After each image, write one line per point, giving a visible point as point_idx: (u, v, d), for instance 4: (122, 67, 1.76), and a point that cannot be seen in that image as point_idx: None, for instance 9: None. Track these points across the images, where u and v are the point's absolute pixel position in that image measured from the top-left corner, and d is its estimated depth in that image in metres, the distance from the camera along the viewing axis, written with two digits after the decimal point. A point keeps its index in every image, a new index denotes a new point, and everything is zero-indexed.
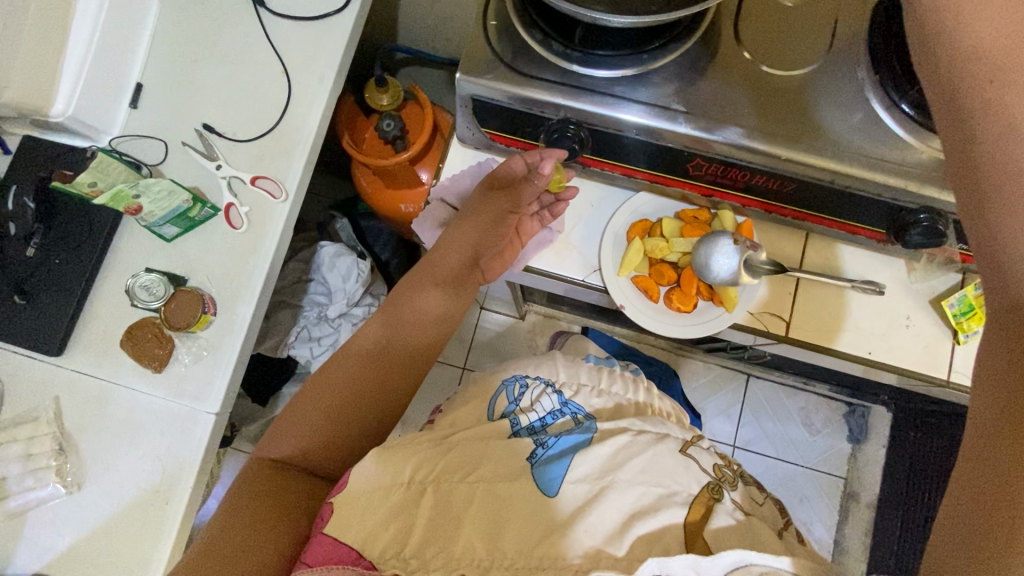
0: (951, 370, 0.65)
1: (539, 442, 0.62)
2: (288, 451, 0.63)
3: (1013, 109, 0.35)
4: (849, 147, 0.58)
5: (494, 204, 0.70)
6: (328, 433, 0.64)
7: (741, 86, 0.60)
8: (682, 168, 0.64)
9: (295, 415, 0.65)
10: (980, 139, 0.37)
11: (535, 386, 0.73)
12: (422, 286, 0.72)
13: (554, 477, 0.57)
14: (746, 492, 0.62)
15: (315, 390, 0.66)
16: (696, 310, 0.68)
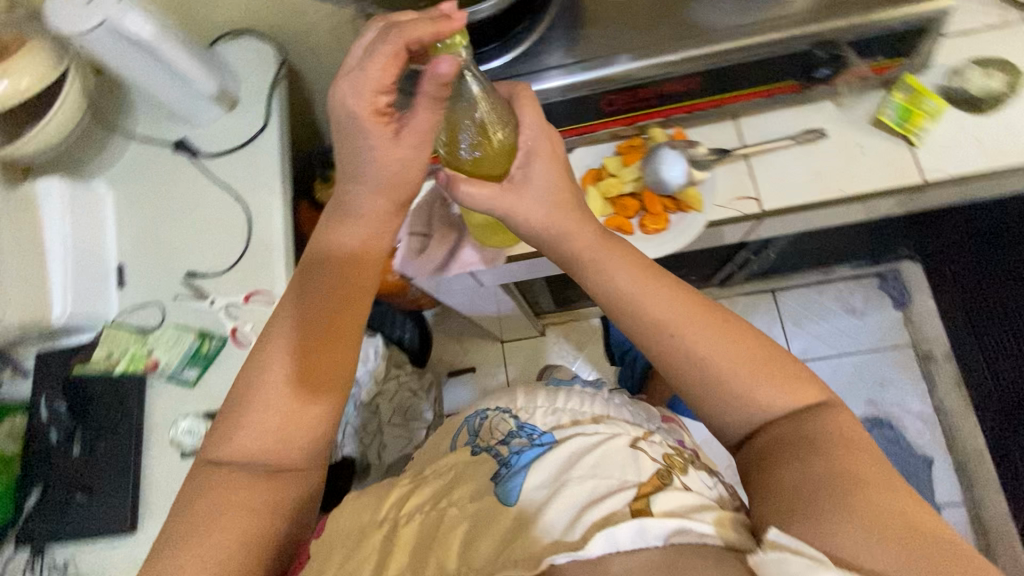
0: (924, 171, 0.67)
1: (502, 463, 0.65)
2: (240, 460, 0.53)
3: (630, 291, 0.56)
4: (724, 26, 0.64)
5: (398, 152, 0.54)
6: (282, 445, 0.54)
7: (614, 23, 0.67)
8: (598, 110, 0.69)
9: (235, 423, 0.54)
10: (639, 328, 0.56)
11: (494, 417, 0.76)
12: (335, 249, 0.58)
13: (514, 485, 0.61)
14: (689, 478, 0.62)
15: (252, 399, 0.54)
16: (671, 223, 0.70)
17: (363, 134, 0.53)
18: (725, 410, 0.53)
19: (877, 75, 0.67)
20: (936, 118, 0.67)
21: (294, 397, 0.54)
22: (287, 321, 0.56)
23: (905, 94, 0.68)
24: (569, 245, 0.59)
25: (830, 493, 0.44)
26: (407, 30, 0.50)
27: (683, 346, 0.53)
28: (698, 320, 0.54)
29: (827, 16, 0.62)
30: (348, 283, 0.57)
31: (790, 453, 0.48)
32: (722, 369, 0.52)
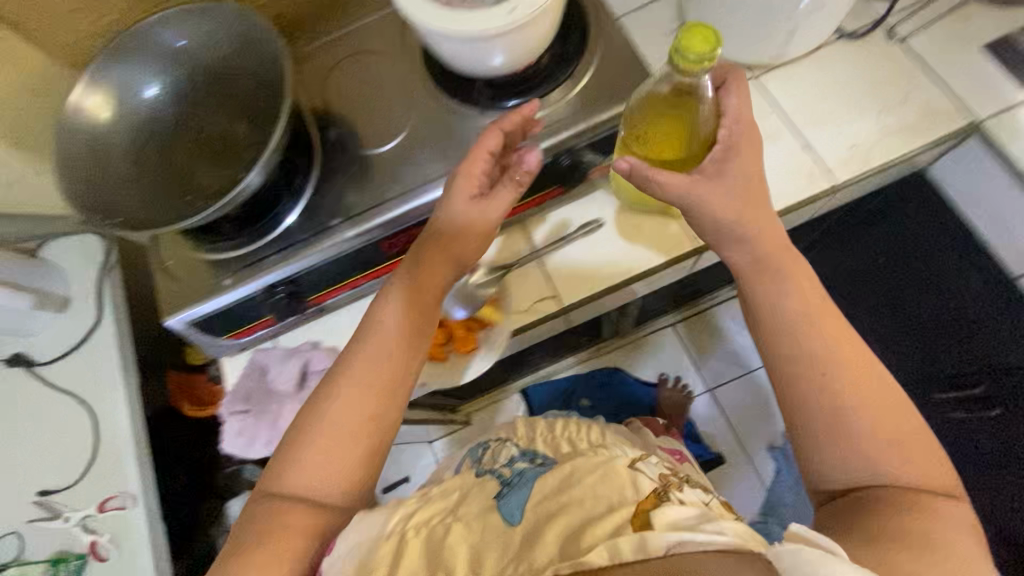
0: (694, 236, 0.71)
1: (504, 483, 0.63)
2: (302, 495, 0.58)
3: (781, 301, 0.60)
4: (471, 155, 0.68)
5: (478, 210, 0.63)
6: (338, 488, 0.59)
7: (373, 173, 0.70)
8: (379, 252, 0.70)
9: (296, 460, 0.59)
10: (785, 338, 0.59)
11: (499, 442, 0.75)
12: (422, 254, 0.64)
13: (514, 509, 0.58)
14: (691, 494, 0.60)
15: (307, 445, 0.59)
16: (479, 342, 0.73)
17: (448, 193, 0.63)
18: (833, 449, 0.55)
19: None
20: None
21: (348, 452, 0.60)
22: (356, 366, 0.62)
23: None
24: (741, 253, 0.61)
25: (901, 544, 0.49)
26: (501, 120, 0.63)
27: (793, 337, 0.59)
28: (854, 369, 0.57)
29: (556, 129, 0.66)
30: (402, 341, 0.63)
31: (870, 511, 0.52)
32: (837, 415, 0.55)
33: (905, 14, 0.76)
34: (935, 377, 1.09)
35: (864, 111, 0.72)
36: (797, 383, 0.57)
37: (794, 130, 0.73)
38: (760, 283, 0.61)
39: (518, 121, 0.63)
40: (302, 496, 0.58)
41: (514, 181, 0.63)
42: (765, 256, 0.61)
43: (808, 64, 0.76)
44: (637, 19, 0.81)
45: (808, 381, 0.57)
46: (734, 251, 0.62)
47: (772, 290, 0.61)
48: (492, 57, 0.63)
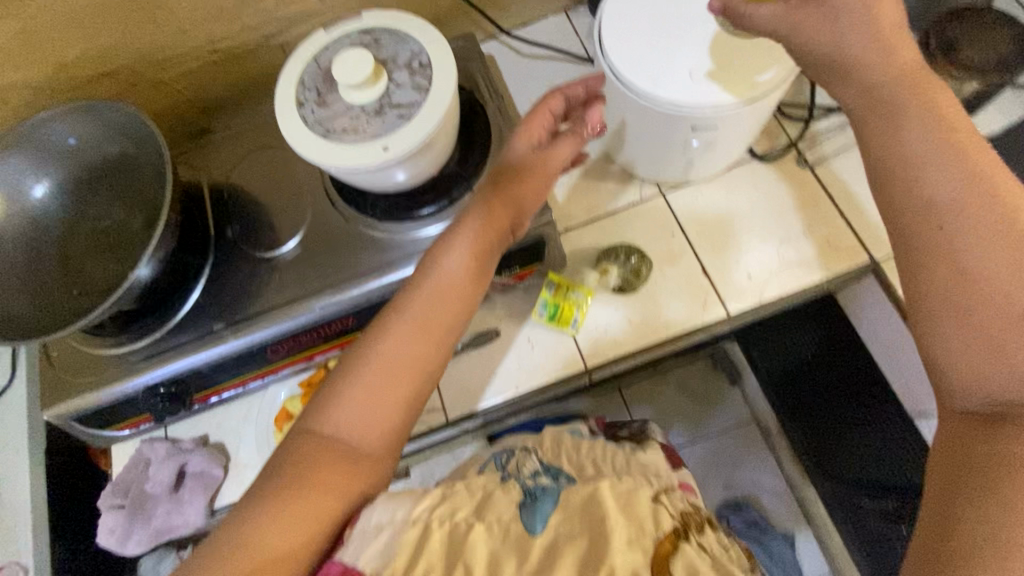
0: (584, 356, 0.71)
1: (528, 492, 0.52)
2: (348, 429, 0.50)
3: (905, 144, 0.46)
4: (361, 267, 0.68)
5: (539, 159, 0.56)
6: (379, 435, 0.51)
7: (265, 276, 0.70)
8: (264, 358, 0.69)
9: (346, 391, 0.51)
10: (900, 202, 0.47)
11: (516, 462, 0.60)
12: (498, 179, 0.56)
13: (542, 514, 0.49)
14: (711, 535, 0.50)
15: (374, 363, 0.51)
16: None
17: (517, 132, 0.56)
18: (952, 328, 0.44)
19: (522, 278, 0.72)
20: (586, 308, 0.71)
21: (420, 380, 0.52)
22: (421, 300, 0.54)
23: (552, 291, 0.71)
24: (854, 88, 0.48)
25: (1001, 552, 0.35)
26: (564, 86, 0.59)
27: (923, 202, 0.45)
28: (998, 223, 0.43)
29: None
30: (439, 306, 0.54)
31: (976, 463, 0.40)
32: (969, 291, 0.43)
33: (811, 142, 0.76)
34: (863, 484, 1.03)
35: (763, 240, 0.72)
36: (922, 278, 0.45)
37: (693, 255, 0.73)
38: (896, 132, 0.47)
39: (579, 90, 0.59)
40: (341, 432, 0.50)
41: (578, 135, 0.57)
42: (872, 91, 0.48)
43: (713, 185, 0.76)
44: None
45: (925, 255, 0.45)
46: (845, 92, 0.50)
47: (913, 151, 0.46)
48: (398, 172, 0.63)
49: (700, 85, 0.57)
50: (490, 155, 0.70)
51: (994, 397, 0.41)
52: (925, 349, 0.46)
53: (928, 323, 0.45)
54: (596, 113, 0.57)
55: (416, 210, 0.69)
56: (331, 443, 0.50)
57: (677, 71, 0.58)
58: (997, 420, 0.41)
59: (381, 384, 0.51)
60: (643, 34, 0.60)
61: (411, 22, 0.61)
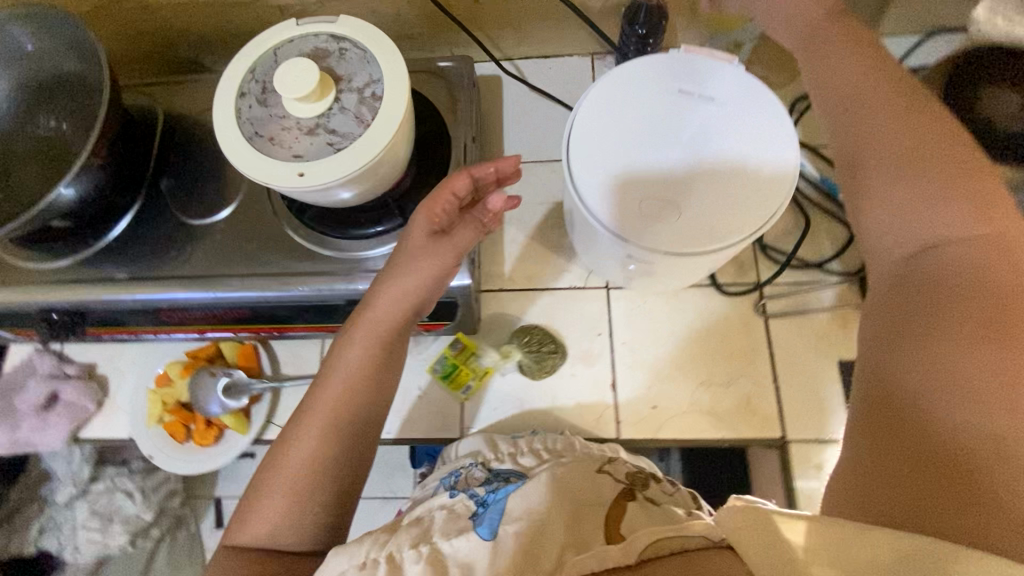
0: (462, 427, 0.69)
1: (478, 499, 0.51)
2: (261, 538, 0.47)
3: (819, 43, 0.53)
4: (271, 264, 0.66)
5: (444, 242, 0.53)
6: (298, 536, 0.48)
7: (184, 237, 0.68)
8: (158, 318, 0.68)
9: (257, 498, 0.48)
10: (828, 86, 0.52)
11: (470, 473, 0.57)
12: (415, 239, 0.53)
13: (493, 518, 0.47)
14: (654, 488, 0.55)
15: (281, 464, 0.49)
16: (222, 438, 0.69)
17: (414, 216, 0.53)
18: (886, 191, 0.47)
19: (430, 328, 0.68)
20: (482, 378, 0.69)
21: (333, 473, 0.49)
22: (333, 385, 0.51)
23: (455, 350, 0.69)
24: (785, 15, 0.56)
25: (958, 387, 0.37)
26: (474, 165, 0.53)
27: (850, 80, 0.51)
28: (899, 98, 0.48)
29: (353, 278, 0.64)
30: (352, 390, 0.51)
31: (913, 312, 0.43)
32: (887, 156, 0.47)
33: (778, 289, 0.70)
34: None
35: (687, 375, 0.68)
36: (854, 116, 0.50)
37: (609, 364, 0.69)
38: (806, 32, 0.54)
39: (491, 169, 0.54)
40: (259, 541, 0.47)
41: (479, 223, 0.55)
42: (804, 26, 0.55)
43: (661, 298, 0.71)
44: (528, 178, 0.78)
45: (857, 116, 0.49)
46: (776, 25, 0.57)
47: (813, 50, 0.54)
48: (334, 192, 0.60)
49: (649, 220, 0.53)
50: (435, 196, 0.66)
51: (927, 241, 0.45)
52: (866, 222, 0.49)
53: (866, 193, 0.48)
54: (498, 199, 0.53)
55: (347, 229, 0.65)
56: (248, 557, 0.46)
57: (617, 187, 0.54)
58: (921, 267, 0.44)
59: (288, 483, 0.48)
60: (609, 142, 0.56)
61: (381, 42, 0.57)
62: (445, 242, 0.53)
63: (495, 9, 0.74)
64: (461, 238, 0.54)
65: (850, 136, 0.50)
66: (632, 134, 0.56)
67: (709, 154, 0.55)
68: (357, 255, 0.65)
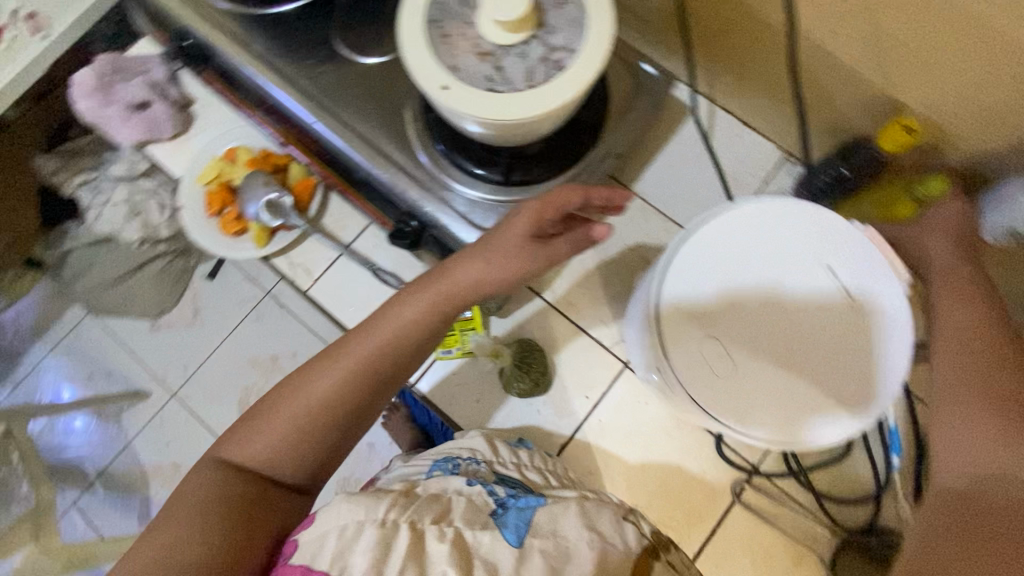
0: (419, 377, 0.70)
1: (497, 499, 0.46)
2: (257, 460, 0.48)
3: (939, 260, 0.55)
4: (374, 135, 0.65)
5: (544, 247, 0.52)
6: (299, 463, 0.49)
7: (327, 58, 0.68)
8: (263, 108, 0.71)
9: (271, 419, 0.49)
10: (943, 300, 0.52)
11: (472, 467, 0.54)
12: (522, 220, 0.51)
13: (518, 525, 0.42)
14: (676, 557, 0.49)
15: (303, 388, 0.49)
16: (239, 237, 0.72)
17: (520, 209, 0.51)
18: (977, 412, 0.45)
19: None
20: (464, 354, 0.69)
21: (343, 412, 0.50)
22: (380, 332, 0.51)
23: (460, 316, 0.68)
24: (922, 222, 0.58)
25: None
26: (590, 187, 0.51)
27: (968, 299, 0.51)
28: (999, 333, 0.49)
29: (427, 197, 0.64)
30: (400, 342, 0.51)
31: (976, 521, 0.37)
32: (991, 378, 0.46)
33: (765, 486, 0.67)
34: None
35: (627, 489, 0.67)
36: (966, 333, 0.49)
37: (572, 427, 0.68)
38: (930, 242, 0.56)
39: (602, 198, 0.52)
40: (254, 463, 0.48)
41: (578, 241, 0.52)
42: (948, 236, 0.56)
43: (660, 412, 0.68)
44: (635, 222, 0.73)
45: (971, 334, 0.49)
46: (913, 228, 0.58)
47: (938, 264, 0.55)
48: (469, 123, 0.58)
49: (712, 378, 0.49)
50: (547, 183, 0.63)
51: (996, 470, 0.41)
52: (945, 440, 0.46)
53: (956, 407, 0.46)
54: (602, 228, 0.51)
55: (453, 152, 0.63)
56: (240, 474, 0.47)
57: (710, 279, 0.51)
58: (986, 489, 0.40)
59: (303, 411, 0.49)
60: (712, 277, 0.51)
61: (601, 23, 0.51)
62: (540, 249, 0.52)
63: (737, 57, 0.66)
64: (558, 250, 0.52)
65: (960, 346, 0.49)
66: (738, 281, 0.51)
67: (806, 347, 0.49)
68: (447, 181, 0.64)
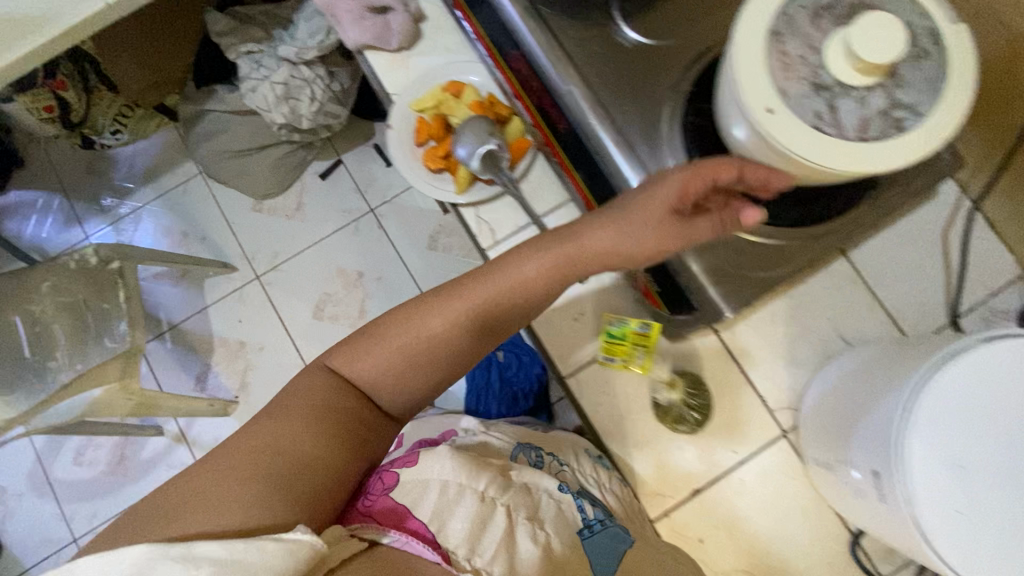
0: (573, 374, 0.66)
1: (587, 519, 0.59)
2: (360, 377, 0.55)
3: None
4: (623, 121, 0.61)
5: (689, 228, 0.51)
6: (392, 383, 0.56)
7: (597, 23, 0.63)
8: (509, 54, 0.67)
9: (376, 344, 0.55)
10: None
11: (553, 464, 0.65)
12: (661, 190, 0.50)
13: (605, 555, 0.58)
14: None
15: (409, 324, 0.55)
16: (438, 174, 0.71)
17: (666, 180, 0.50)
18: None
19: (644, 293, 0.64)
20: (626, 368, 0.65)
21: (443, 353, 0.56)
22: (492, 286, 0.55)
23: (638, 329, 0.64)
24: None
25: None
26: (756, 166, 0.48)
27: None
28: None
29: None
30: (511, 297, 0.55)
31: None
32: None
33: None
34: None
35: (745, 556, 0.64)
36: None
37: (710, 478, 0.64)
38: None
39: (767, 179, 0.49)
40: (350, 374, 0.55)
41: (721, 224, 0.51)
42: None
43: (804, 494, 0.64)
44: (842, 291, 0.67)
45: None
46: None
47: None
48: (735, 122, 0.54)
49: (953, 507, 0.45)
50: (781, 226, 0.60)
51: None
52: None
53: None
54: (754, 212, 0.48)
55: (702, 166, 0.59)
56: (345, 385, 0.55)
57: (983, 401, 0.46)
58: None
59: (409, 343, 0.55)
60: (966, 401, 0.46)
61: (959, 94, 0.45)
62: (676, 228, 0.51)
63: None
64: (695, 232, 0.51)
65: None
66: (992, 432, 0.46)
67: None
68: None
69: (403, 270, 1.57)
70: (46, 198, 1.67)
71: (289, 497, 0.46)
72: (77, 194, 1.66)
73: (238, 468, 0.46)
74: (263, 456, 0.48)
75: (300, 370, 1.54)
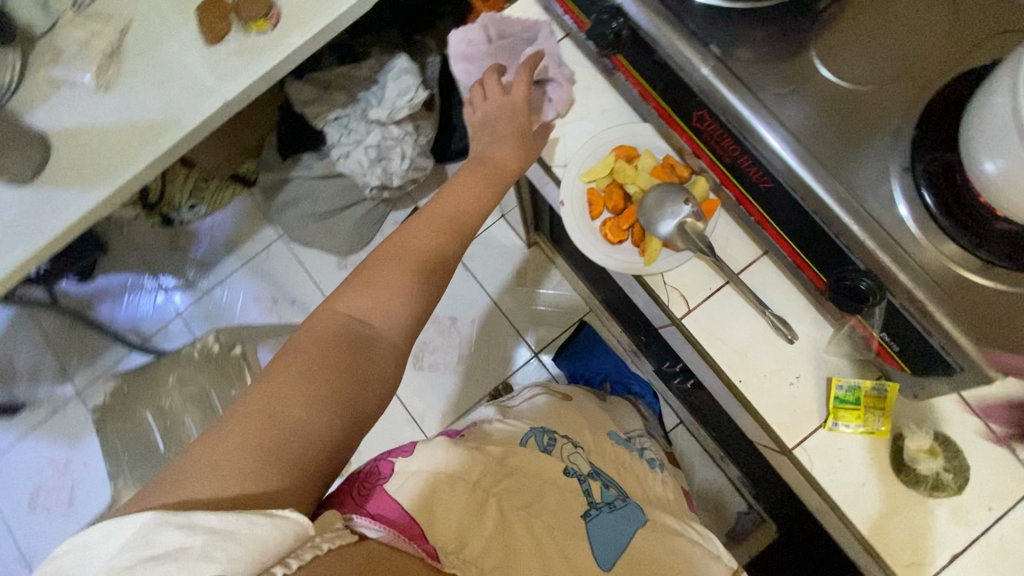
0: (800, 443, 0.62)
1: (592, 501, 0.70)
2: (357, 314, 0.57)
3: None
4: (840, 175, 0.56)
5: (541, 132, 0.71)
6: (393, 323, 0.58)
7: (789, 74, 0.59)
8: (688, 114, 0.63)
9: (374, 279, 0.59)
10: None
11: (568, 452, 0.75)
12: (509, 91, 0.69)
13: (602, 534, 0.67)
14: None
15: (395, 247, 0.61)
16: (620, 246, 0.68)
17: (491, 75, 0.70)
18: None
19: (877, 353, 0.60)
20: (862, 433, 0.61)
21: (422, 274, 0.60)
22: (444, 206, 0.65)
23: (872, 391, 0.61)
24: None
25: None
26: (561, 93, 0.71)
27: None
28: None
29: (900, 260, 0.54)
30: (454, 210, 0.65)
31: None
32: None
33: None
34: None
35: None
36: None
37: (967, 539, 0.59)
38: None
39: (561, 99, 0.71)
40: (355, 312, 0.57)
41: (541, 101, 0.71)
42: None
43: None
44: None
45: None
46: None
47: None
48: (993, 158, 0.49)
49: None
50: None
51: None
52: None
53: None
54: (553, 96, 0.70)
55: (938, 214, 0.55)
56: (344, 329, 0.55)
57: None
58: None
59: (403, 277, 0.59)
60: None
61: None
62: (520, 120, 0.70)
63: None
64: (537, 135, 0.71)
65: None
66: None
67: None
68: (921, 247, 0.55)
69: (494, 310, 1.54)
70: (134, 280, 1.68)
71: (281, 460, 0.46)
72: (161, 271, 1.68)
73: (242, 427, 0.46)
74: (269, 417, 0.47)
75: (406, 424, 1.51)
